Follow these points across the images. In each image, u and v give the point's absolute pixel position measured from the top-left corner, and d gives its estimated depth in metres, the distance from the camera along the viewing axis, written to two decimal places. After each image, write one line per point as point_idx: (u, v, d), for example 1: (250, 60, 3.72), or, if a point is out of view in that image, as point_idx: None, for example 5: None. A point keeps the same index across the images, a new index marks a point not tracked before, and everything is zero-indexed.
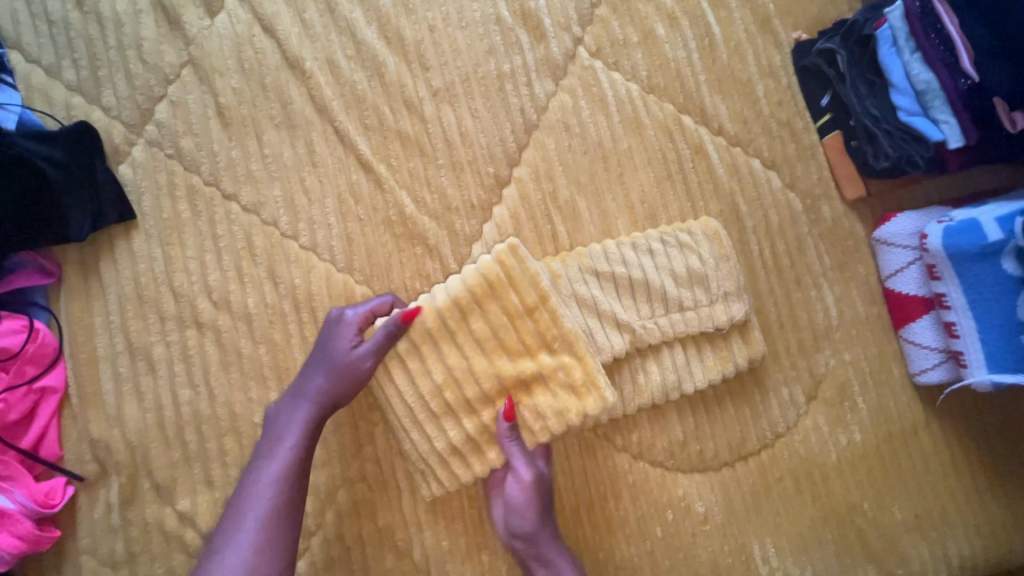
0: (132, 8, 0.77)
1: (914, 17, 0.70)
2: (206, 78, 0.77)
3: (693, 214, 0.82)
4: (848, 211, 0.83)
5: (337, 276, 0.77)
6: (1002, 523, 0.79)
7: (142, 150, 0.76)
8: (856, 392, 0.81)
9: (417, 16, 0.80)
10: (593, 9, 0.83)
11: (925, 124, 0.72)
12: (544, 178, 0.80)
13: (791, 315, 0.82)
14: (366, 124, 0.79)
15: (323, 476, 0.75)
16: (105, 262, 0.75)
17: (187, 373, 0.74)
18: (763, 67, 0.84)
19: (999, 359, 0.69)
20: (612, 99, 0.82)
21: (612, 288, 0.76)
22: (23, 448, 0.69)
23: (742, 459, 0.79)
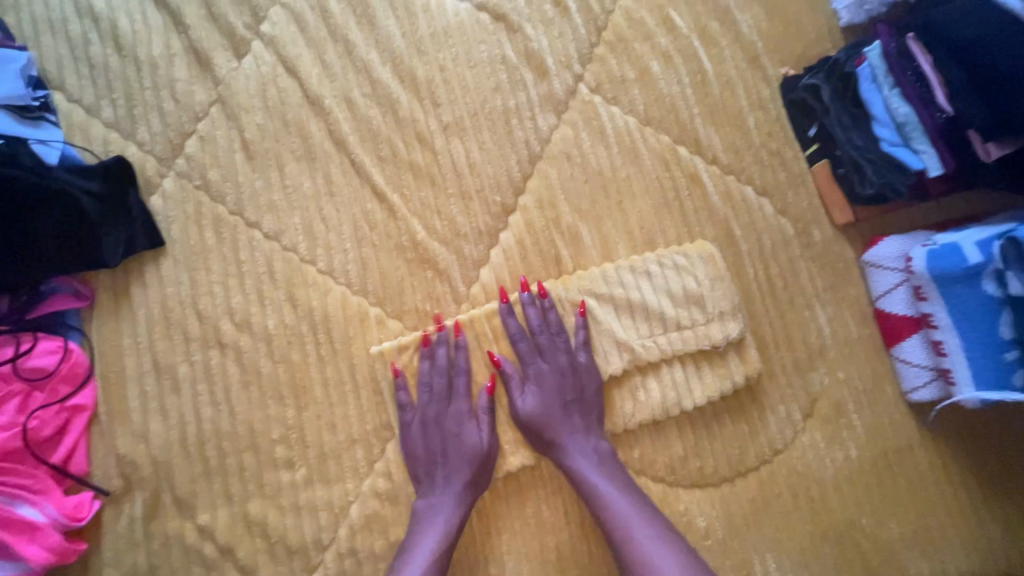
0: (167, 51, 0.83)
1: (892, 57, 0.76)
2: (232, 115, 0.83)
3: (689, 238, 0.86)
4: (838, 235, 0.87)
5: (352, 298, 0.81)
6: (999, 539, 0.81)
7: (172, 182, 0.81)
8: (851, 409, 0.84)
9: (429, 56, 0.86)
10: (592, 49, 0.89)
11: (906, 155, 0.77)
12: (548, 206, 0.85)
13: (786, 334, 0.85)
14: (381, 156, 0.84)
15: (337, 491, 0.78)
16: (135, 286, 0.80)
17: (209, 391, 0.78)
18: (753, 101, 0.90)
19: (985, 376, 0.72)
20: (611, 131, 0.87)
21: (613, 310, 0.81)
22: (54, 464, 0.73)
23: (742, 475, 0.82)
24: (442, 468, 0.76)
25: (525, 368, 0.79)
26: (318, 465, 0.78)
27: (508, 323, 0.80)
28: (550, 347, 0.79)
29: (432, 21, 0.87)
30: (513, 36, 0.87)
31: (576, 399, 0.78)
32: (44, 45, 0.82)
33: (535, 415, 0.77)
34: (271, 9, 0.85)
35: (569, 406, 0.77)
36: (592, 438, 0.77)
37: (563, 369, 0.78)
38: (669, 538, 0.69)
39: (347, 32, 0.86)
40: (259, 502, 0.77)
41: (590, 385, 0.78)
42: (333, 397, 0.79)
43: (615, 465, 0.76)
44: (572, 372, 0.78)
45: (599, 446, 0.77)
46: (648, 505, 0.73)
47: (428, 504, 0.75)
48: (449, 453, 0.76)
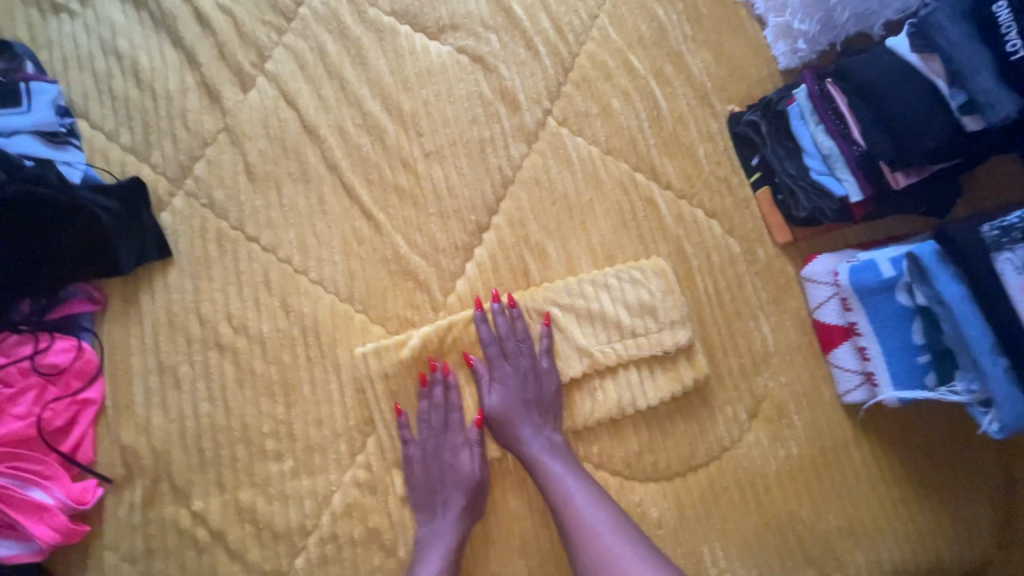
0: (182, 86, 0.94)
1: (815, 97, 0.88)
2: (237, 142, 0.93)
3: (645, 255, 0.96)
4: (780, 253, 0.97)
5: (340, 305, 0.90)
6: (927, 530, 0.89)
7: (182, 200, 0.91)
8: (792, 411, 0.92)
9: (414, 92, 0.97)
10: (560, 87, 1.00)
11: (831, 182, 0.88)
12: (518, 225, 0.95)
13: (732, 342, 0.94)
14: (369, 179, 0.94)
15: (320, 481, 0.85)
16: (144, 292, 0.88)
17: (207, 388, 0.86)
18: (703, 134, 1.00)
19: (902, 377, 0.81)
20: (576, 158, 0.98)
21: (575, 318, 0.90)
22: (64, 452, 0.80)
23: (692, 470, 0.89)
24: (442, 498, 0.83)
25: (493, 369, 0.87)
26: (304, 458, 0.85)
27: (480, 330, 0.88)
28: (516, 351, 0.88)
29: (417, 61, 0.98)
30: (489, 75, 0.99)
31: (536, 398, 0.86)
32: (72, 80, 0.92)
33: (497, 412, 0.85)
34: (275, 49, 0.96)
35: (530, 405, 0.85)
36: (546, 429, 0.85)
37: (525, 371, 0.87)
38: (614, 516, 0.77)
39: (342, 70, 0.97)
40: (249, 490, 0.84)
41: (548, 388, 0.87)
42: (320, 395, 0.87)
43: (567, 453, 0.84)
44: (534, 376, 0.86)
45: (554, 437, 0.85)
46: (598, 487, 0.81)
47: (428, 531, 0.82)
48: (439, 482, 0.84)
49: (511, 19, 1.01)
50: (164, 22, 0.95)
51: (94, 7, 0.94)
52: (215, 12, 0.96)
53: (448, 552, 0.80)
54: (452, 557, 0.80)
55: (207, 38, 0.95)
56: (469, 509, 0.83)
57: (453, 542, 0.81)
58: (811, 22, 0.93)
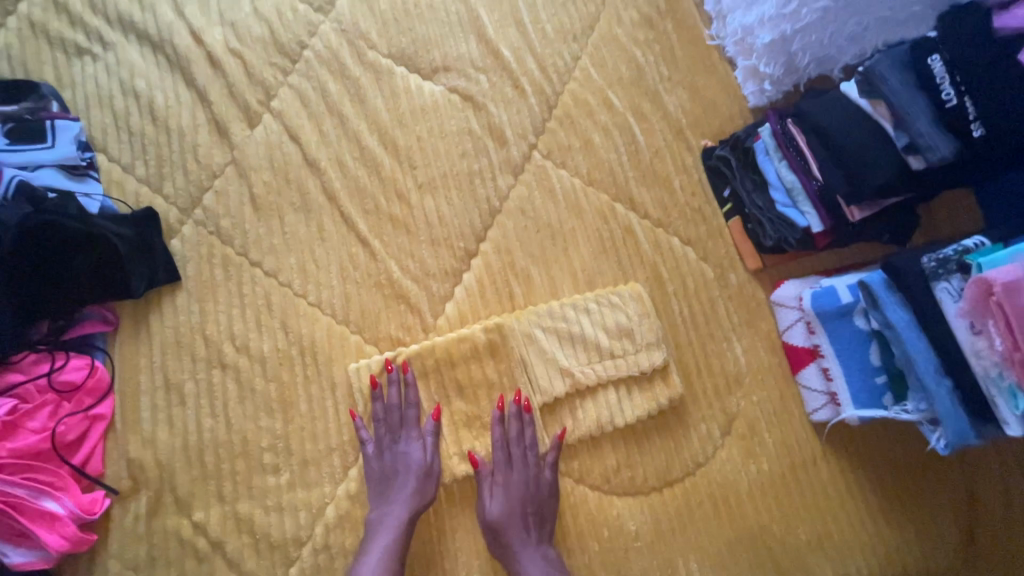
0: (194, 122, 1.01)
1: (777, 135, 0.94)
2: (244, 174, 1.00)
3: (623, 281, 1.02)
4: (751, 278, 1.03)
5: (337, 327, 0.96)
6: (892, 543, 0.93)
7: (191, 228, 0.98)
8: (763, 429, 0.97)
9: (409, 128, 1.05)
10: (544, 123, 1.08)
11: (794, 213, 0.94)
12: (504, 252, 1.01)
13: (706, 362, 0.99)
14: (366, 209, 1.01)
15: (315, 494, 0.90)
16: (153, 314, 0.94)
17: (210, 405, 0.91)
18: (679, 166, 1.07)
19: (862, 397, 0.86)
20: (559, 189, 1.05)
21: (558, 339, 0.95)
22: (75, 464, 0.85)
23: (668, 484, 0.94)
24: (394, 485, 0.87)
25: (498, 474, 0.90)
26: (300, 471, 0.90)
27: (495, 431, 0.91)
28: (522, 460, 0.90)
29: (412, 100, 1.06)
30: (478, 112, 1.06)
31: (534, 513, 0.89)
32: (93, 117, 1.00)
33: (495, 521, 0.88)
34: (280, 89, 1.04)
35: (528, 518, 0.88)
36: (542, 547, 0.88)
37: (528, 479, 0.90)
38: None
39: (342, 108, 1.04)
40: (247, 502, 0.89)
41: (548, 486, 0.91)
42: (316, 411, 0.93)
43: (558, 569, 0.87)
44: (535, 485, 0.90)
45: (547, 552, 0.88)
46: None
47: (380, 515, 0.86)
48: (393, 469, 0.88)
49: (499, 61, 1.09)
50: (179, 64, 1.03)
51: (115, 51, 1.02)
52: (226, 55, 1.04)
53: (398, 534, 0.84)
54: (401, 538, 0.84)
55: (218, 79, 1.03)
56: (419, 493, 0.87)
57: (404, 524, 0.85)
58: (775, 65, 1.00)
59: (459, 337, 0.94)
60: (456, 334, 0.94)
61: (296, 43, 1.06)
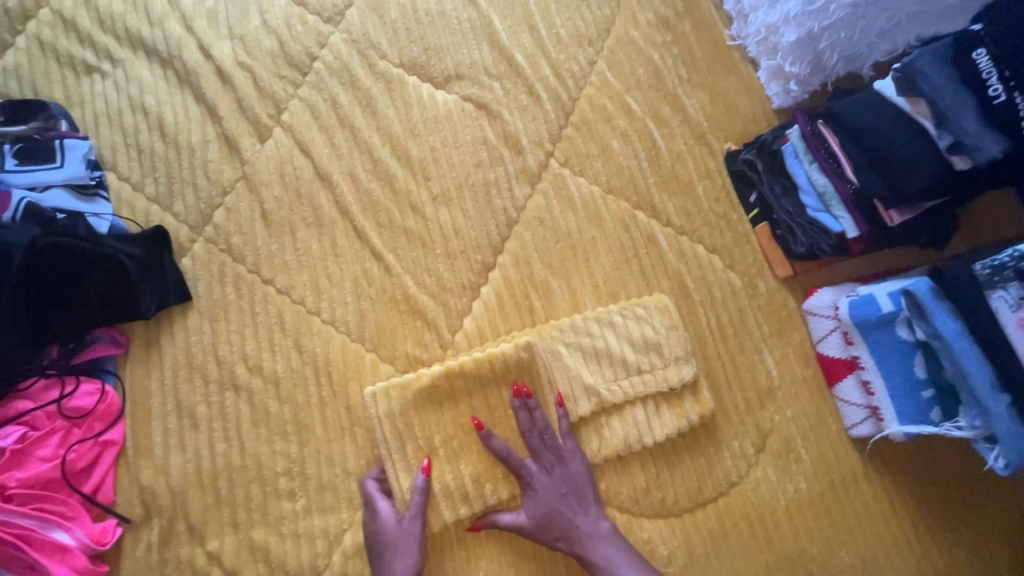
0: (203, 138, 0.99)
1: (808, 137, 0.90)
2: (255, 190, 0.98)
3: (647, 292, 0.98)
4: (781, 287, 0.99)
5: (351, 345, 0.93)
6: (940, 566, 0.88)
7: (201, 246, 0.95)
8: (799, 445, 0.92)
9: (422, 139, 1.02)
10: (561, 130, 1.04)
11: (827, 218, 0.89)
12: (523, 264, 0.98)
13: (737, 375, 0.95)
14: (379, 222, 0.98)
15: (332, 519, 0.87)
16: (164, 335, 0.92)
17: (223, 429, 0.89)
18: (702, 171, 1.03)
19: (907, 412, 0.82)
20: (578, 198, 1.01)
21: (584, 355, 0.91)
22: (85, 493, 0.83)
23: (700, 506, 0.90)
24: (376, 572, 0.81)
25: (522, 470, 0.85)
26: (316, 496, 0.87)
27: (520, 417, 0.87)
28: (543, 446, 0.86)
29: (425, 110, 1.03)
30: (492, 121, 1.03)
31: (570, 488, 0.85)
32: (102, 135, 0.98)
33: (536, 523, 0.84)
34: (290, 101, 1.02)
35: (564, 496, 0.85)
36: (593, 519, 0.85)
37: (555, 459, 0.86)
38: None
39: (353, 120, 1.02)
40: (262, 529, 0.86)
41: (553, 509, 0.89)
42: (332, 433, 0.89)
43: (620, 542, 0.84)
44: (563, 467, 0.86)
45: (600, 523, 0.84)
46: (644, 562, 0.83)
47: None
48: (385, 546, 0.82)
49: (513, 67, 1.06)
50: (188, 79, 1.01)
51: (124, 67, 1.01)
52: (235, 69, 1.02)
53: None
54: None
55: (228, 94, 1.01)
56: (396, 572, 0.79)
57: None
58: (802, 65, 0.97)
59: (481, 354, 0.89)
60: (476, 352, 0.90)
61: (306, 55, 1.04)
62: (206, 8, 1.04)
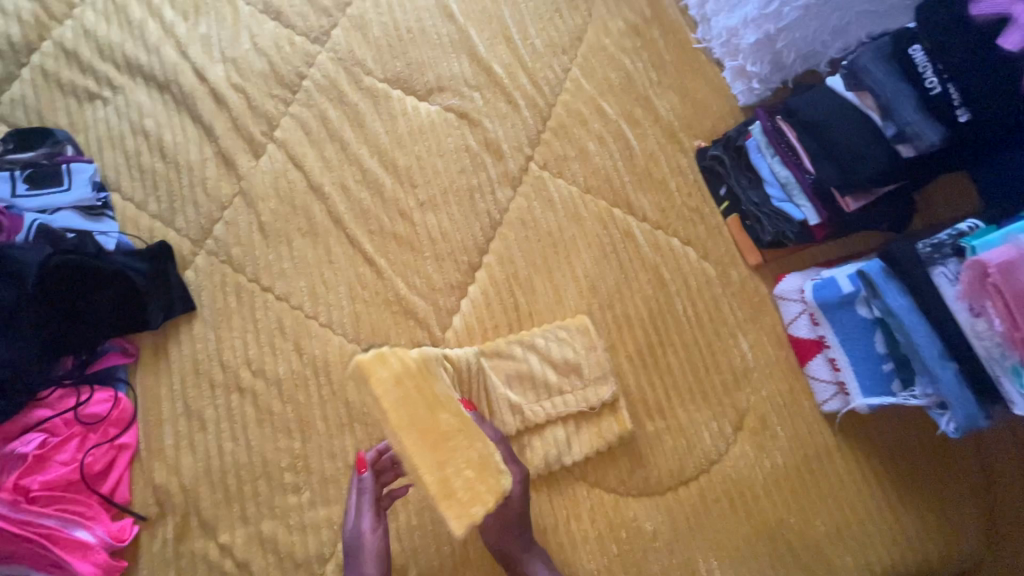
0: (201, 157, 1.05)
1: (769, 132, 0.96)
2: (252, 204, 1.04)
3: (626, 284, 1.04)
4: (752, 274, 1.04)
5: (348, 346, 0.99)
6: (912, 531, 0.93)
7: (204, 259, 1.01)
8: (775, 423, 0.98)
9: (408, 149, 1.08)
10: (539, 135, 1.10)
11: (790, 207, 0.95)
12: (507, 263, 1.03)
13: (713, 359, 1.00)
14: (370, 229, 1.04)
15: (336, 510, 0.92)
16: (172, 343, 0.97)
17: (230, 429, 0.94)
18: (674, 168, 1.09)
19: (869, 385, 0.87)
20: (557, 198, 1.07)
21: (509, 376, 0.96)
22: (103, 494, 0.88)
23: (683, 483, 0.95)
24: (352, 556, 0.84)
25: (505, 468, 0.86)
26: (320, 488, 0.93)
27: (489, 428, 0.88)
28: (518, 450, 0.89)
29: (409, 121, 1.09)
30: (474, 129, 1.09)
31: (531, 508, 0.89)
32: (106, 157, 1.04)
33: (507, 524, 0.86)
34: (282, 119, 1.08)
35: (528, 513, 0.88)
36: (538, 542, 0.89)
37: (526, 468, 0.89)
38: None
39: (342, 133, 1.08)
40: (270, 522, 0.91)
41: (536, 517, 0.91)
42: (332, 430, 0.95)
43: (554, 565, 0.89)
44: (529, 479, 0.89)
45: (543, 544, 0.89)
46: None
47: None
48: (350, 551, 0.84)
49: (492, 77, 1.12)
50: (185, 102, 1.07)
51: (124, 93, 1.07)
52: (229, 91, 1.08)
53: None
54: None
55: (223, 114, 1.07)
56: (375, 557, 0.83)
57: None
58: (762, 65, 1.03)
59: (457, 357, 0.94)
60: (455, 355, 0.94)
61: (295, 74, 1.10)
62: (199, 34, 1.10)
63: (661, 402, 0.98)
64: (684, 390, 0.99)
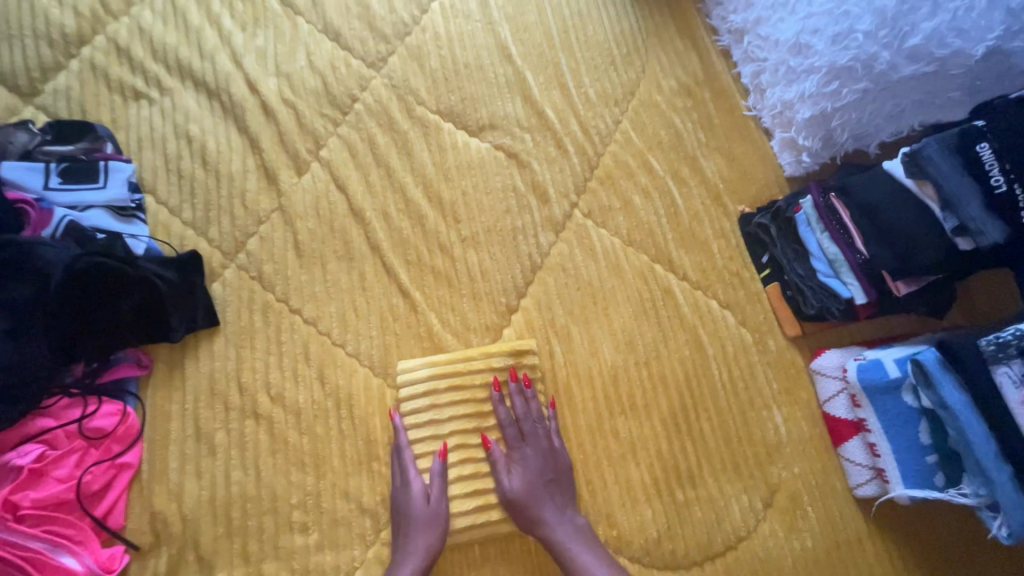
0: (244, 169, 1.03)
1: (820, 207, 0.96)
2: (290, 221, 1.01)
3: (663, 342, 1.02)
4: (789, 344, 1.03)
5: (373, 380, 0.95)
6: None
7: (234, 273, 0.97)
8: (805, 502, 0.95)
9: (454, 183, 1.06)
10: (585, 183, 1.09)
11: (837, 284, 0.94)
12: (545, 308, 1.01)
13: (746, 430, 0.98)
14: (408, 260, 1.01)
15: (344, 556, 0.87)
16: (189, 359, 0.92)
17: (240, 458, 0.88)
18: (716, 231, 1.09)
19: (911, 476, 0.85)
20: (600, 248, 1.06)
21: (458, 445, 0.92)
22: (96, 517, 0.82)
23: (709, 559, 0.91)
24: (403, 537, 0.85)
25: (511, 451, 0.91)
26: (329, 531, 0.87)
27: (499, 410, 0.93)
28: (534, 433, 0.92)
29: (458, 155, 1.08)
30: (522, 170, 1.08)
31: (555, 478, 0.90)
32: (145, 158, 1.01)
33: (519, 494, 0.88)
34: (329, 139, 1.06)
35: (551, 485, 0.90)
36: (570, 513, 0.89)
37: (544, 451, 0.91)
38: None
39: (389, 160, 1.06)
40: (273, 563, 0.85)
41: (566, 466, 0.92)
42: (350, 467, 0.90)
43: (592, 535, 0.88)
44: (552, 455, 0.91)
45: (575, 518, 0.89)
46: (602, 547, 0.87)
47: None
48: (396, 527, 0.86)
49: (544, 122, 1.12)
50: (233, 111, 1.05)
51: (172, 96, 1.05)
52: (280, 105, 1.06)
53: None
54: None
55: (271, 127, 1.05)
56: (430, 546, 0.84)
57: None
58: (814, 139, 1.03)
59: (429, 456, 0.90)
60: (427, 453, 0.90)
61: (347, 96, 1.09)
62: (255, 45, 1.09)
63: (691, 470, 0.95)
64: (716, 459, 0.96)
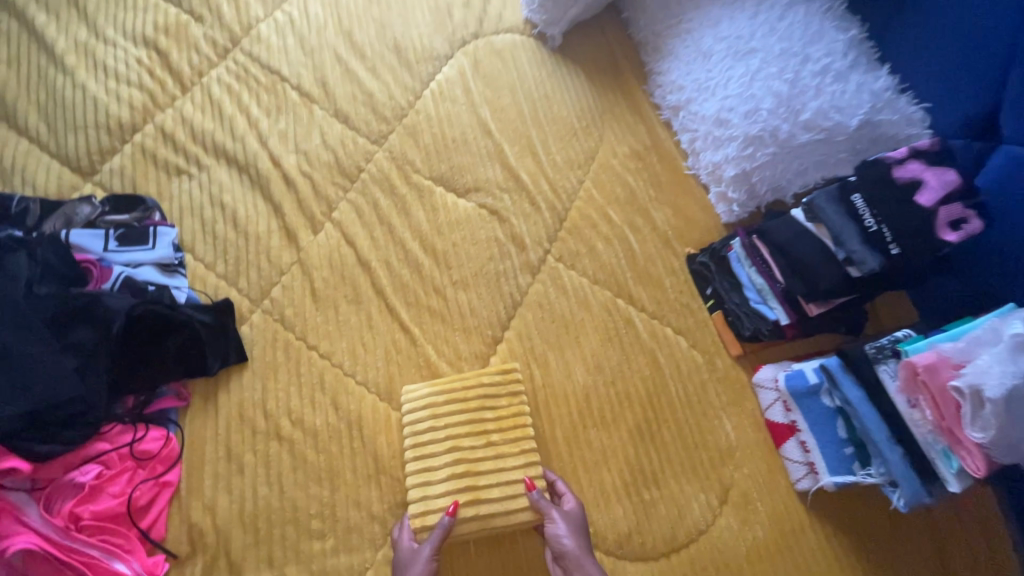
0: (268, 229, 1.22)
1: (745, 244, 1.17)
2: (307, 272, 1.19)
3: (627, 364, 1.19)
4: (735, 363, 1.20)
5: (380, 405, 1.10)
6: None
7: (260, 316, 1.14)
8: (755, 498, 1.10)
9: (446, 236, 1.27)
10: (556, 233, 1.30)
11: (764, 308, 1.15)
12: (526, 339, 1.19)
13: (701, 437, 1.14)
14: (408, 301, 1.20)
15: (356, 558, 1.00)
16: (221, 391, 1.08)
17: (266, 475, 1.02)
18: (668, 269, 1.29)
19: (835, 465, 1.03)
20: (570, 286, 1.25)
21: (452, 451, 1.05)
22: (143, 528, 0.96)
23: (674, 550, 1.05)
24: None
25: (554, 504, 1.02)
26: (343, 537, 1.01)
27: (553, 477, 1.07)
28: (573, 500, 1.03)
29: (449, 213, 1.29)
30: (503, 224, 1.29)
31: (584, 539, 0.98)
32: (185, 223, 1.20)
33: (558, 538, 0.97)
34: (340, 203, 1.27)
35: (582, 544, 0.97)
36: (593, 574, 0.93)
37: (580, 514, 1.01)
38: None
39: (390, 219, 1.27)
40: (295, 566, 0.98)
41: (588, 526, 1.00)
42: (360, 480, 1.04)
43: None
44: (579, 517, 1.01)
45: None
46: None
47: None
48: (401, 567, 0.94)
49: (519, 183, 1.34)
50: (259, 182, 1.26)
51: (209, 172, 1.25)
52: (299, 176, 1.28)
53: None
54: None
55: (291, 195, 1.26)
56: None
57: None
58: (740, 192, 1.26)
59: (429, 461, 1.05)
60: (428, 460, 1.05)
61: (355, 167, 1.31)
62: (278, 129, 1.31)
63: (655, 472, 1.11)
64: (676, 463, 1.12)
